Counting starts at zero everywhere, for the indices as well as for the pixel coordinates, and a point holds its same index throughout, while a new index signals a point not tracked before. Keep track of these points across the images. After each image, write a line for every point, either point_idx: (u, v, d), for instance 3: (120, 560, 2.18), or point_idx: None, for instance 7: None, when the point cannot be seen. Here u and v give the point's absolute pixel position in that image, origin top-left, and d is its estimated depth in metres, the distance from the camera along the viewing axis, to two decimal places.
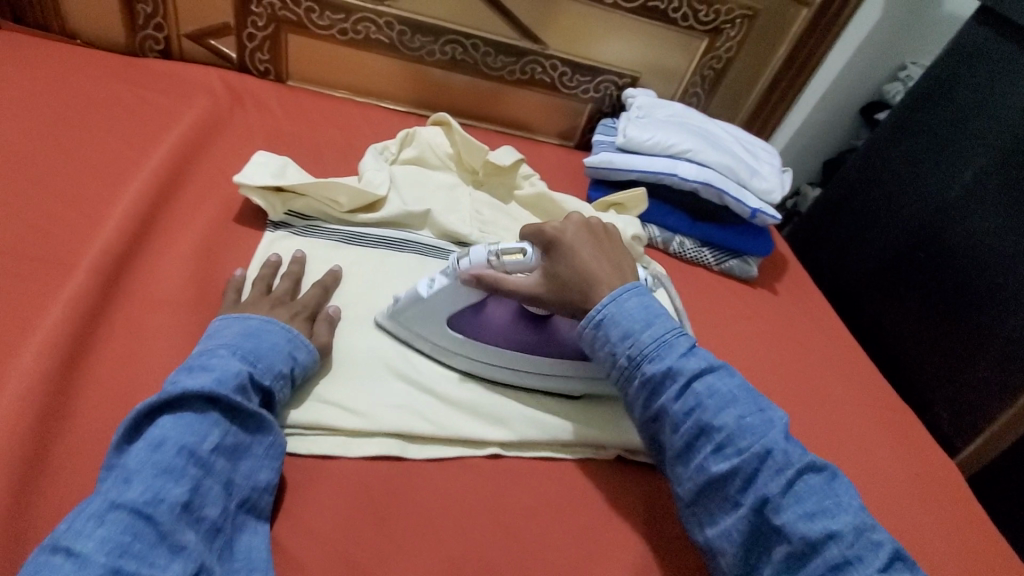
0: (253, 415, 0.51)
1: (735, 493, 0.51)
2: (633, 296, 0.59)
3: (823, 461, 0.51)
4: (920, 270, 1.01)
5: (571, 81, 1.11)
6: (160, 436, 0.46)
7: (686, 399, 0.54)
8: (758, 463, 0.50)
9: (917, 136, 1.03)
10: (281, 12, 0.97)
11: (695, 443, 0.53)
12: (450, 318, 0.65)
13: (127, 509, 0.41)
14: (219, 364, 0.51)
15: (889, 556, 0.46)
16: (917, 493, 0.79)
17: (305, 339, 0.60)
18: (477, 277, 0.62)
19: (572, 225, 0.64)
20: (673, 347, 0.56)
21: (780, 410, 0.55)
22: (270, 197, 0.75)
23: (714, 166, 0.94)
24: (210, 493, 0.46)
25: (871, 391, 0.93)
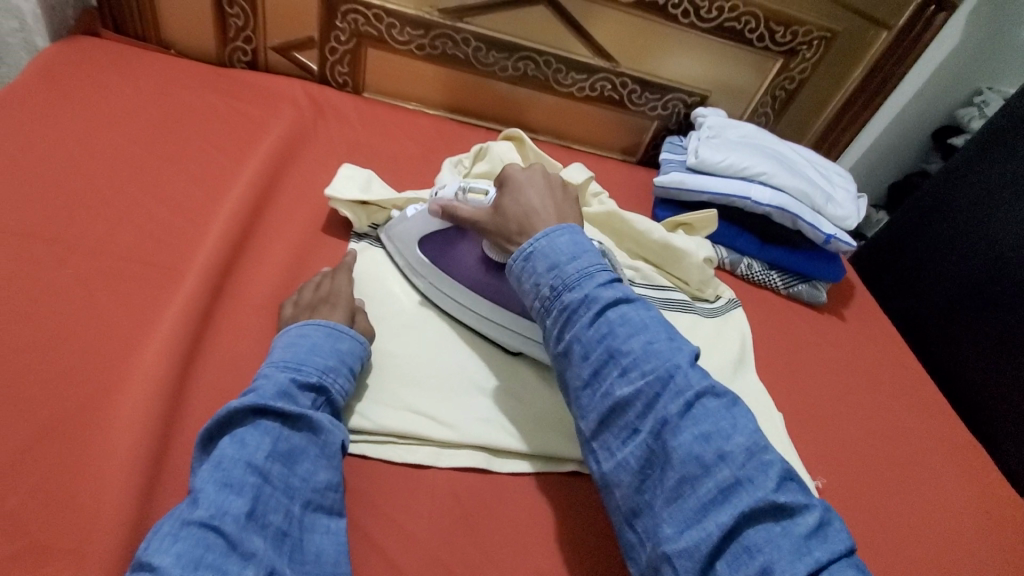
0: (302, 417, 0.51)
1: (634, 419, 0.47)
2: (565, 234, 0.56)
3: (724, 387, 0.48)
4: (993, 306, 0.97)
5: (639, 99, 1.11)
6: (217, 455, 0.47)
7: (597, 327, 0.50)
8: (661, 388, 0.47)
9: (994, 167, 0.99)
10: (363, 27, 1.00)
11: (602, 370, 0.49)
12: (421, 237, 0.72)
13: (196, 524, 0.42)
14: (265, 381, 0.52)
15: (779, 476, 0.43)
16: (992, 534, 0.77)
17: (345, 328, 0.60)
18: (441, 206, 0.67)
19: (531, 171, 0.65)
20: (594, 277, 0.52)
21: (692, 343, 0.51)
22: (356, 210, 0.78)
23: (789, 190, 0.93)
24: (271, 500, 0.46)
25: (946, 424, 0.90)
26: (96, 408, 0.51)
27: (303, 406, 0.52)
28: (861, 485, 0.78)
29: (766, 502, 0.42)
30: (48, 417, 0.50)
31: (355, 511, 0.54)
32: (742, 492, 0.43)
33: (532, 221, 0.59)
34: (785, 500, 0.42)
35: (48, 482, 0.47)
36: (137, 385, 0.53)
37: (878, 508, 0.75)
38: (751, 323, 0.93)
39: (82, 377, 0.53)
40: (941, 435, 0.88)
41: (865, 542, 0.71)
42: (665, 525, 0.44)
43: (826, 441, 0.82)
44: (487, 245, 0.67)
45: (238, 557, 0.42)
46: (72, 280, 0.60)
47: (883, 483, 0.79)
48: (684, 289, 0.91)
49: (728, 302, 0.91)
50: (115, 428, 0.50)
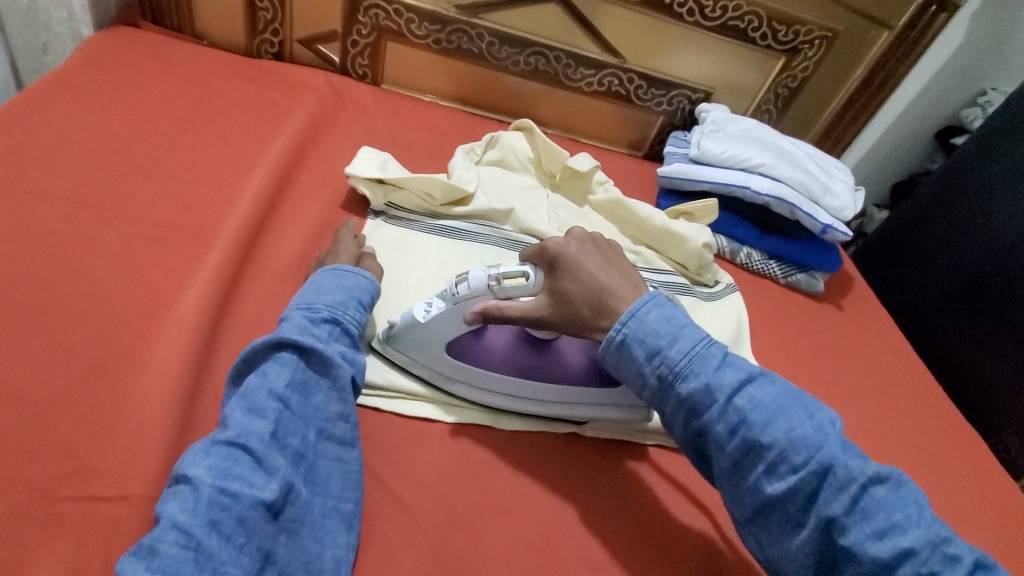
0: (316, 352, 0.56)
1: (798, 513, 0.50)
2: (651, 308, 0.56)
3: (885, 467, 0.50)
4: (990, 298, 1.00)
5: (646, 94, 1.15)
6: (243, 386, 0.53)
7: (730, 419, 0.52)
8: (818, 482, 0.49)
9: (995, 165, 1.02)
10: (384, 22, 1.05)
11: (745, 462, 0.52)
12: (449, 339, 0.64)
13: (225, 442, 0.48)
14: (284, 322, 0.58)
15: (967, 565, 0.46)
16: (979, 512, 0.80)
17: (348, 268, 0.66)
18: (481, 308, 0.61)
19: (573, 241, 0.61)
20: (708, 361, 0.53)
21: (826, 410, 0.53)
22: (374, 188, 0.83)
23: (787, 181, 0.97)
24: (290, 425, 0.52)
25: (938, 410, 0.93)
26: (137, 353, 0.57)
27: (317, 340, 0.57)
28: None
29: None
30: (94, 358, 0.55)
31: (368, 456, 0.59)
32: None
33: (611, 304, 0.57)
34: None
35: (94, 413, 0.52)
36: (173, 334, 0.59)
37: None
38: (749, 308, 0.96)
39: (125, 325, 0.59)
40: (933, 420, 0.91)
41: None
42: None
43: None
44: (539, 330, 0.63)
45: (261, 471, 0.48)
46: (114, 242, 0.66)
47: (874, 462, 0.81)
48: (685, 274, 0.95)
49: (726, 287, 0.95)
50: (153, 371, 0.56)
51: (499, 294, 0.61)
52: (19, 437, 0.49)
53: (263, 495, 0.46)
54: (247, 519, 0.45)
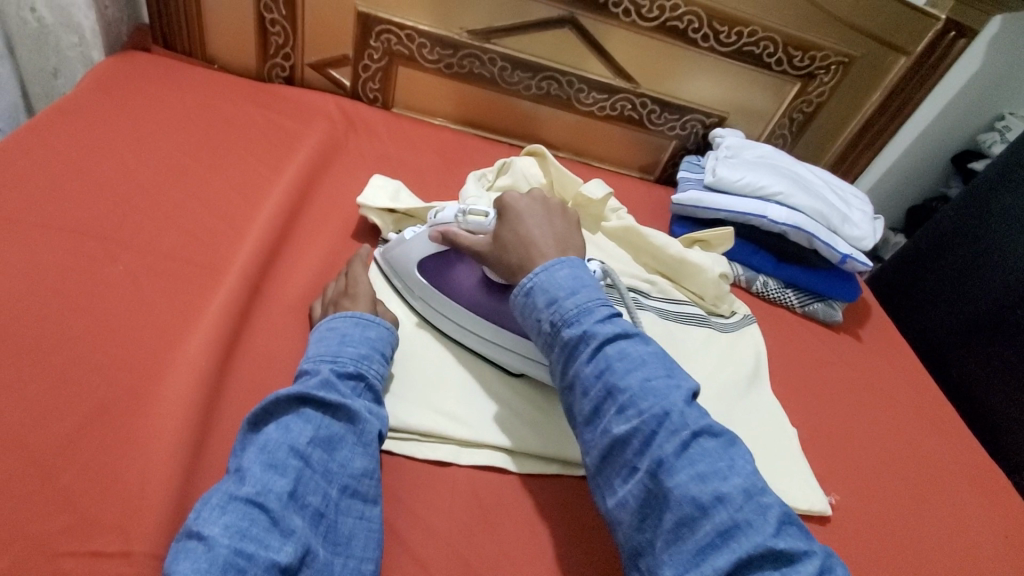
0: (341, 406, 0.55)
1: (633, 457, 0.48)
2: (564, 267, 0.58)
3: (723, 427, 0.49)
4: (1017, 330, 0.97)
5: (658, 119, 1.14)
6: (264, 439, 0.51)
7: (597, 362, 0.52)
8: (656, 425, 0.48)
9: (1017, 192, 0.99)
10: (396, 47, 1.05)
11: (602, 406, 0.51)
12: (420, 260, 0.73)
13: (242, 500, 0.47)
14: (307, 374, 0.57)
15: (776, 519, 0.44)
16: (1009, 557, 0.76)
17: (372, 317, 0.65)
18: (442, 233, 0.69)
19: (530, 198, 0.67)
20: (593, 313, 0.54)
21: (691, 379, 0.53)
22: (386, 218, 0.81)
23: (804, 210, 0.95)
24: (311, 482, 0.50)
25: (963, 446, 0.90)
26: (143, 396, 0.55)
27: (342, 395, 0.56)
28: (876, 505, 0.77)
29: (763, 548, 0.42)
30: (98, 401, 0.54)
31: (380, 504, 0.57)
32: (741, 537, 0.43)
33: (532, 250, 0.61)
34: (782, 545, 0.42)
35: (98, 461, 0.50)
36: (182, 377, 0.57)
37: (893, 530, 0.75)
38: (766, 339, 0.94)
39: (132, 367, 0.57)
40: (957, 457, 0.88)
41: (880, 563, 0.70)
42: (664, 567, 0.45)
43: (840, 459, 0.82)
44: (488, 271, 0.69)
45: (277, 532, 0.46)
46: (122, 277, 0.65)
47: (899, 504, 0.78)
48: (701, 305, 0.93)
49: (743, 318, 0.93)
50: (161, 416, 0.54)
51: (462, 227, 0.69)
52: (19, 488, 0.47)
53: (278, 557, 0.45)
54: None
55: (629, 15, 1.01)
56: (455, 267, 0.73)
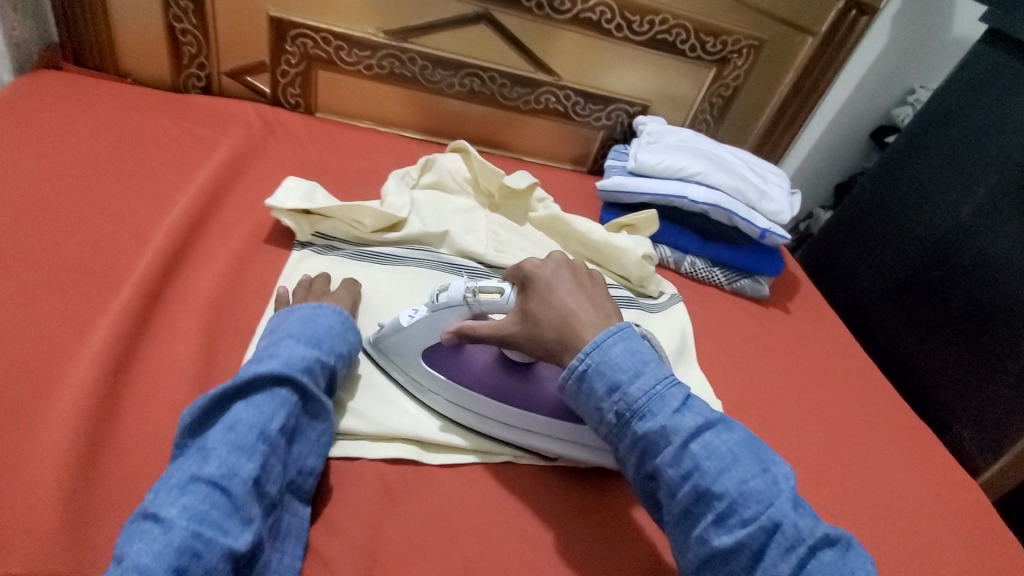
0: (314, 401, 0.56)
1: (741, 570, 0.49)
2: (618, 341, 0.57)
3: (835, 531, 0.50)
4: (933, 292, 0.98)
5: (583, 110, 1.16)
6: (234, 418, 0.51)
7: (682, 463, 0.52)
8: (765, 536, 0.48)
9: (926, 158, 1.01)
10: (312, 50, 1.05)
11: (694, 509, 0.51)
12: (426, 348, 0.67)
13: (204, 482, 0.46)
14: (286, 353, 0.57)
15: None
16: (937, 511, 0.77)
17: (354, 321, 0.67)
18: (458, 332, 0.63)
19: (552, 263, 0.64)
20: (667, 403, 0.54)
21: (784, 467, 0.53)
22: (299, 219, 0.80)
23: (723, 188, 0.97)
24: (273, 470, 0.51)
25: (891, 407, 0.91)
26: (30, 408, 0.53)
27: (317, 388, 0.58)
28: (807, 472, 0.78)
29: None
30: None
31: None
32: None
33: (577, 329, 0.59)
34: None
35: None
36: (67, 385, 0.55)
37: (823, 493, 0.75)
38: (695, 317, 0.95)
39: (14, 378, 0.55)
40: (885, 417, 0.89)
41: None
42: None
43: (771, 428, 0.82)
44: (509, 352, 0.64)
45: (236, 518, 0.46)
46: (8, 288, 0.62)
47: (826, 465, 0.79)
48: (628, 286, 0.94)
49: (670, 297, 0.94)
50: (42, 425, 0.52)
51: (474, 307, 0.64)
52: None
53: (235, 544, 0.45)
54: (214, 571, 0.43)
55: (543, 9, 1.02)
56: (463, 353, 0.67)
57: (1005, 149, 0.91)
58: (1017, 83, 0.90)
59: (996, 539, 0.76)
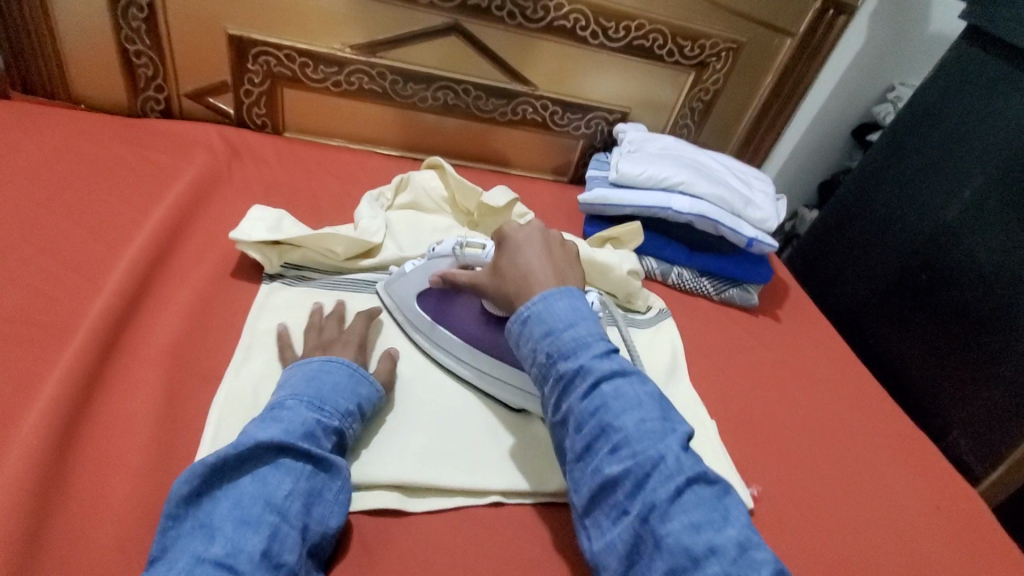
0: (325, 460, 0.53)
1: (623, 499, 0.48)
2: (564, 298, 0.57)
3: (716, 475, 0.49)
4: (920, 292, 0.96)
5: (561, 119, 1.13)
6: (237, 493, 0.49)
7: (591, 399, 0.51)
8: (650, 468, 0.47)
9: (910, 158, 1.00)
10: (276, 68, 1.00)
11: (594, 445, 0.50)
12: (419, 293, 0.74)
13: (210, 562, 0.44)
14: (289, 416, 0.54)
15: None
16: (939, 523, 0.75)
17: (367, 372, 0.63)
18: (442, 277, 0.70)
19: (529, 229, 0.66)
20: (590, 347, 0.53)
21: (687, 425, 0.52)
22: (266, 250, 0.76)
23: (708, 198, 0.95)
24: (286, 539, 0.48)
25: (886, 413, 0.90)
26: None
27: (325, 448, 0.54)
28: (806, 490, 0.75)
29: None
30: None
31: None
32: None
33: (530, 284, 0.60)
34: None
35: None
36: (10, 453, 0.51)
37: (825, 513, 0.73)
38: (684, 330, 0.93)
39: None
40: (881, 425, 0.87)
41: (810, 551, 0.68)
42: None
43: (768, 445, 0.79)
44: (487, 303, 0.69)
45: None
46: None
47: (826, 482, 0.77)
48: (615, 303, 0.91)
49: (658, 312, 0.92)
50: None
51: (460, 259, 0.71)
52: None
53: None
54: None
55: (514, 18, 0.99)
56: (453, 303, 0.73)
57: (988, 147, 0.89)
58: (1001, 84, 0.89)
59: (1002, 551, 0.74)
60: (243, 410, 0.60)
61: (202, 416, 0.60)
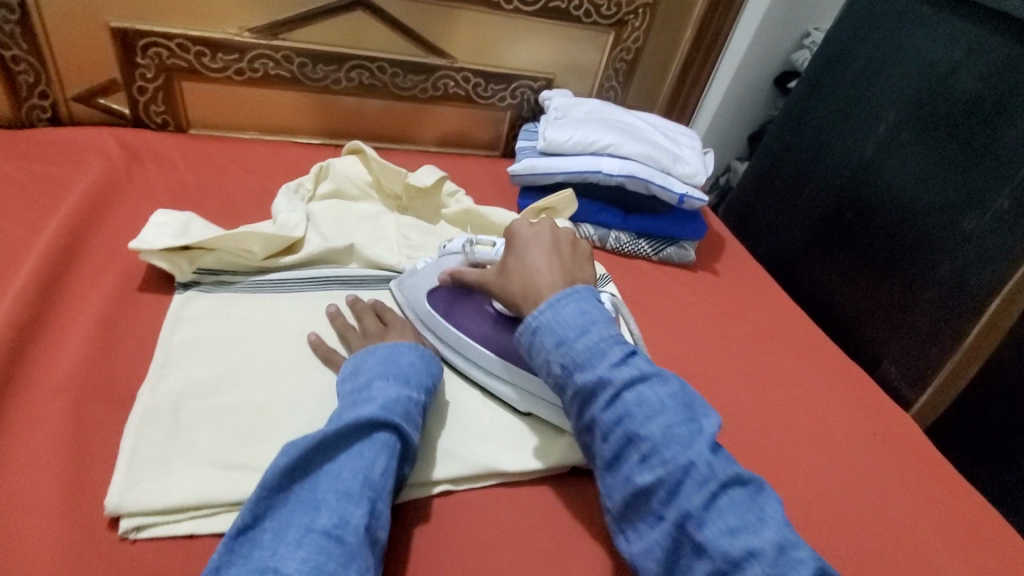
0: (409, 441, 0.56)
1: (658, 506, 0.47)
2: (571, 302, 0.54)
3: (750, 473, 0.48)
4: (849, 229, 0.99)
5: (486, 91, 1.09)
6: (339, 466, 0.51)
7: (614, 409, 0.49)
8: (682, 476, 0.46)
9: (829, 99, 1.02)
10: (169, 60, 0.93)
11: (623, 453, 0.49)
12: (430, 290, 0.72)
13: (319, 532, 0.46)
14: (382, 394, 0.57)
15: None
16: (878, 450, 0.79)
17: (436, 360, 0.66)
18: (450, 276, 0.69)
19: (537, 228, 0.63)
20: (607, 355, 0.50)
21: (715, 418, 0.50)
22: (174, 258, 0.70)
23: (636, 158, 0.94)
24: (380, 516, 0.50)
25: (823, 351, 0.93)
26: None
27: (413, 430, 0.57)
28: (754, 435, 0.77)
29: None
30: None
31: None
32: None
33: (536, 286, 0.58)
34: None
35: None
36: None
37: (771, 455, 0.75)
38: (625, 294, 0.93)
39: None
40: (821, 363, 0.90)
41: None
42: None
43: (714, 396, 0.81)
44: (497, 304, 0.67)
45: (354, 569, 0.45)
46: None
47: (771, 424, 0.79)
48: None
49: None
50: None
51: (468, 258, 0.69)
52: None
53: None
54: None
55: None
56: (463, 302, 0.72)
57: (897, 79, 0.91)
58: (905, 17, 0.91)
59: (935, 466, 0.78)
60: (162, 429, 0.57)
61: (115, 443, 0.56)
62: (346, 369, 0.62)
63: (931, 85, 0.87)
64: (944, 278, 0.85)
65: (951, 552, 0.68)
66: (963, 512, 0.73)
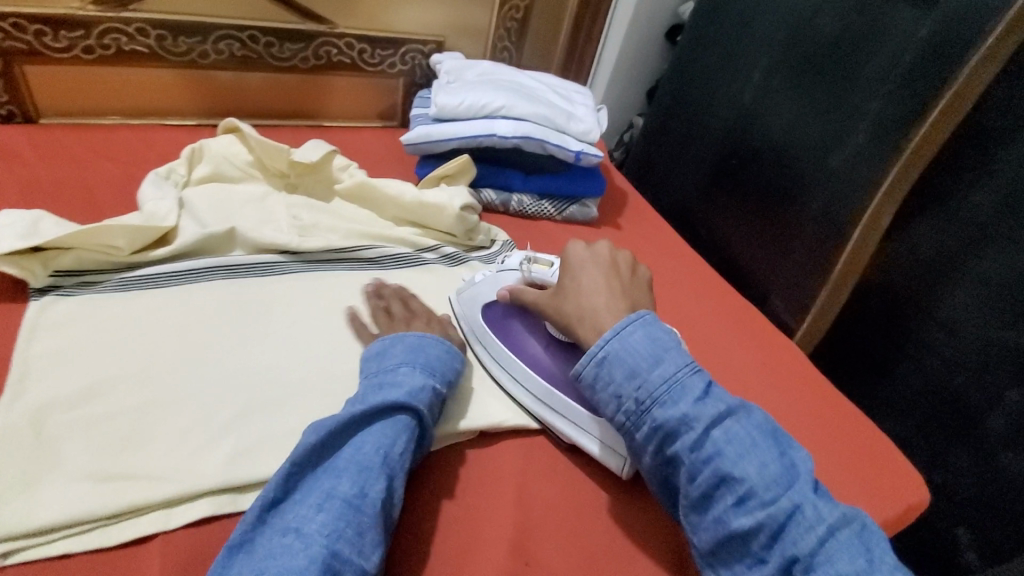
0: (426, 428, 0.58)
1: (760, 550, 0.48)
2: (638, 329, 0.56)
3: (853, 512, 0.49)
4: (734, 174, 1.03)
5: (373, 58, 1.04)
6: (360, 441, 0.53)
7: (703, 448, 0.51)
8: (785, 518, 0.48)
9: (710, 51, 1.05)
10: (4, 43, 0.82)
11: (713, 493, 0.51)
12: (484, 305, 0.74)
13: (341, 499, 0.48)
14: (406, 380, 0.58)
15: None
16: (772, 378, 0.85)
17: (458, 351, 0.66)
18: (508, 293, 0.72)
19: (596, 253, 0.67)
20: (687, 391, 0.53)
21: (803, 453, 0.53)
22: (24, 262, 0.64)
23: (530, 118, 0.93)
24: (398, 486, 0.52)
25: (720, 291, 0.98)
26: None
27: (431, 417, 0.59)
28: None
29: None
30: None
31: None
32: None
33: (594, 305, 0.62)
34: None
35: None
36: None
37: None
38: None
39: None
40: (721, 304, 0.96)
41: None
42: None
43: None
44: (551, 327, 0.69)
45: (370, 539, 0.47)
46: None
47: None
48: (455, 242, 0.88)
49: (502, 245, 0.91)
50: None
51: (525, 275, 0.73)
52: None
53: (367, 563, 0.46)
54: None
55: None
56: (520, 319, 0.74)
57: (767, 27, 0.95)
58: None
59: (817, 385, 0.85)
60: (26, 449, 0.52)
61: None
62: (368, 355, 0.62)
63: (795, 30, 0.91)
64: (818, 210, 0.90)
65: (836, 462, 0.75)
66: (843, 424, 0.80)
